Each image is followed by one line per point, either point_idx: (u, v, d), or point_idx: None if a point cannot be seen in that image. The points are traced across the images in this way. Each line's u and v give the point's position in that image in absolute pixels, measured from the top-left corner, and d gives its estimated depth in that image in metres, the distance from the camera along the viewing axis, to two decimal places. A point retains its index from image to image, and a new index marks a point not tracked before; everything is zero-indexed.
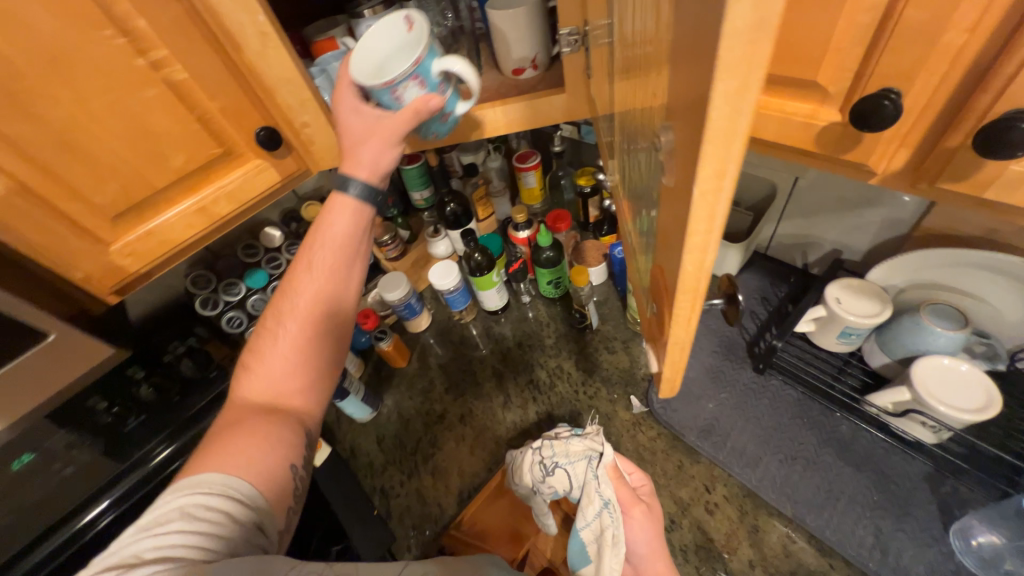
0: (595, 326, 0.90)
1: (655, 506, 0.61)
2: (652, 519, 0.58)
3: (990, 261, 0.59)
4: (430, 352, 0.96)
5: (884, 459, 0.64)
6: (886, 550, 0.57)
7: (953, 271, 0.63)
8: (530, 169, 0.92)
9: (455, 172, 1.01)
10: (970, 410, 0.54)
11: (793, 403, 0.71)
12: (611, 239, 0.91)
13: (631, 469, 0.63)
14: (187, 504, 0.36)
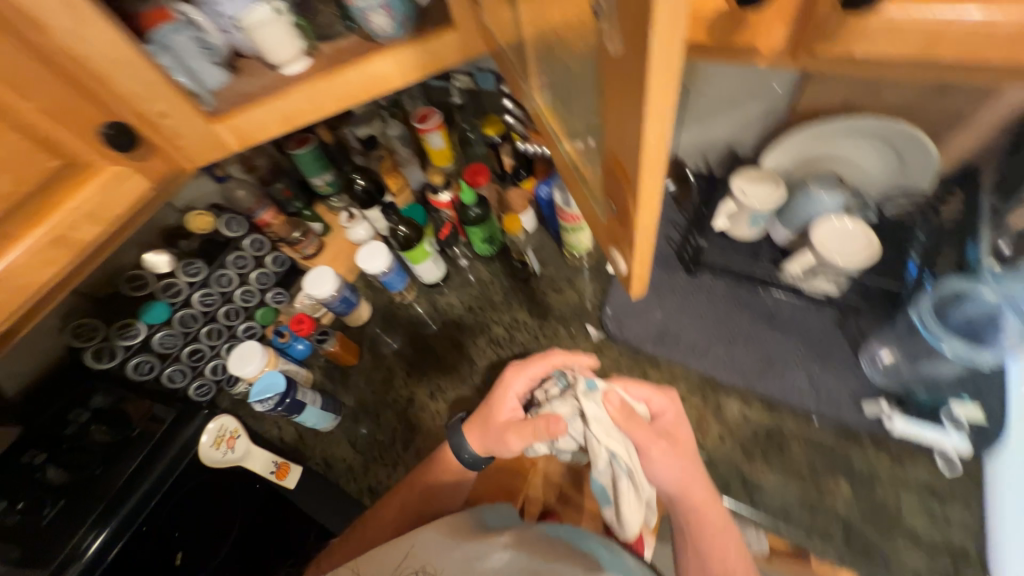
0: (538, 272, 0.91)
1: (679, 432, 0.61)
2: (674, 451, 0.59)
3: (852, 124, 0.68)
4: (380, 341, 0.91)
5: (805, 319, 0.73)
6: (820, 391, 0.68)
7: (827, 142, 0.72)
8: (434, 128, 0.87)
9: (354, 148, 0.94)
10: (852, 257, 0.65)
11: (725, 292, 0.79)
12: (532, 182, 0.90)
13: (645, 397, 0.62)
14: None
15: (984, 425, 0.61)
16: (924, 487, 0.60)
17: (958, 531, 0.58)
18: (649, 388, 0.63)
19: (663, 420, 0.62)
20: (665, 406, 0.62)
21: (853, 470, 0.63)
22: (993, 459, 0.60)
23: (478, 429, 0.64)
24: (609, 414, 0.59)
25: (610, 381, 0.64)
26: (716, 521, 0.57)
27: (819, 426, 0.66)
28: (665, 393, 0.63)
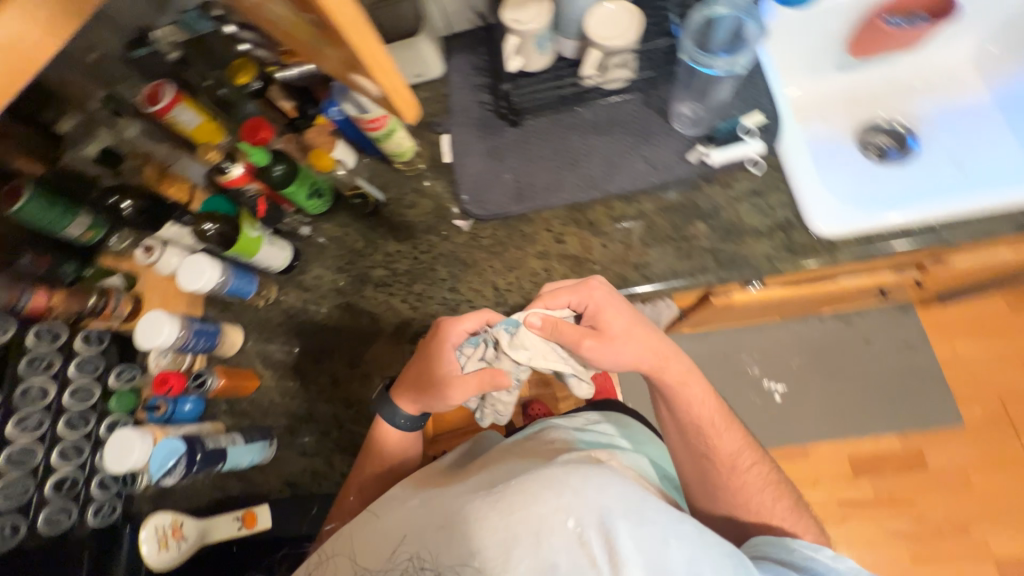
0: (383, 199, 0.86)
1: (613, 313, 0.65)
2: (605, 336, 0.64)
3: None
4: (271, 351, 0.83)
5: (619, 114, 0.79)
6: (655, 164, 0.75)
7: None
8: (174, 101, 0.72)
9: (100, 176, 0.79)
10: (628, 31, 0.70)
11: (551, 125, 0.82)
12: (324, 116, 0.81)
13: (566, 300, 0.65)
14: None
15: (767, 123, 0.72)
16: (749, 193, 0.72)
17: (781, 210, 0.70)
18: (570, 287, 0.65)
19: (588, 309, 0.65)
20: (585, 296, 0.65)
21: (702, 210, 0.73)
22: (781, 147, 0.72)
23: (406, 390, 0.69)
24: (537, 335, 0.64)
25: (530, 304, 0.67)
26: (694, 390, 0.70)
27: (666, 191, 0.75)
28: (582, 285, 0.65)
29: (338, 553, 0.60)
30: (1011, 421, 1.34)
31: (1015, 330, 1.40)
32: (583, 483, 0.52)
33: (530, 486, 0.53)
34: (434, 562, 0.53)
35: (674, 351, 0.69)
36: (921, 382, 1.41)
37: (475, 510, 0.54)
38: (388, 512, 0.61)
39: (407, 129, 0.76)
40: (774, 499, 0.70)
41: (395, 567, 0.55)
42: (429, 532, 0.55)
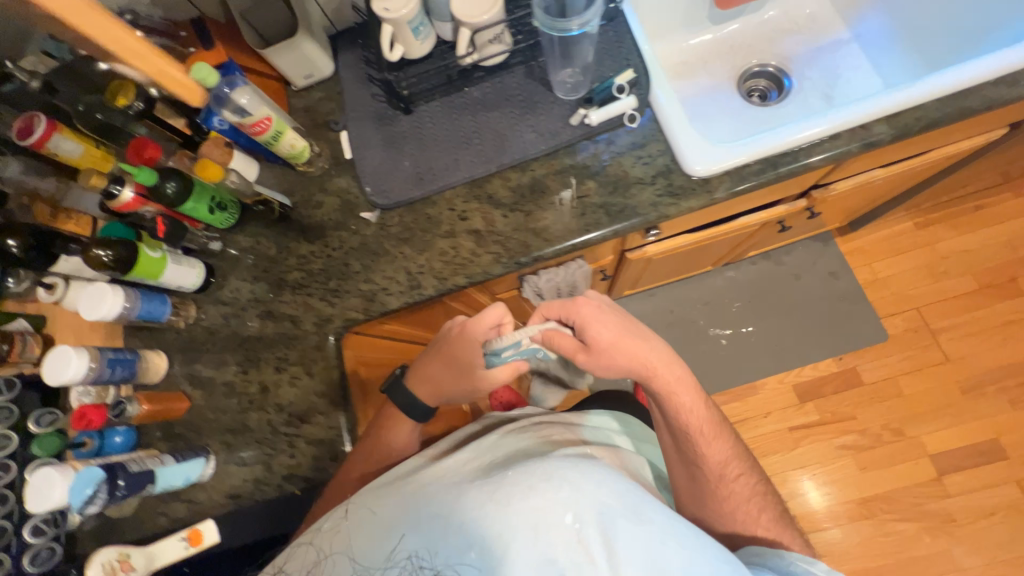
0: (290, 203, 0.86)
1: (604, 330, 0.67)
2: (636, 348, 0.68)
3: None
4: (198, 369, 0.83)
5: (504, 88, 0.82)
6: (542, 131, 0.79)
7: None
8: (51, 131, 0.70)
9: None
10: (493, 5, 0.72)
11: (442, 108, 0.84)
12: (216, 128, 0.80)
13: (558, 311, 0.69)
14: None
15: (635, 79, 0.76)
16: (629, 146, 0.76)
17: (660, 157, 0.74)
18: (562, 301, 0.69)
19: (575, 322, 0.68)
20: (575, 309, 0.68)
21: (590, 167, 0.76)
22: (652, 96, 0.76)
23: (426, 386, 0.74)
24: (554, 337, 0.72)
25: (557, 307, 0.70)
26: (684, 399, 0.71)
27: (555, 155, 0.78)
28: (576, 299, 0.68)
29: (332, 552, 0.56)
30: (930, 329, 1.45)
31: (925, 246, 1.51)
32: (586, 481, 0.52)
33: (529, 482, 0.52)
34: (434, 559, 0.51)
35: (667, 358, 0.70)
36: (848, 306, 1.51)
37: (472, 502, 0.53)
38: (377, 500, 0.59)
39: (296, 129, 0.77)
40: (759, 511, 0.75)
41: (391, 563, 0.53)
42: (428, 522, 0.54)
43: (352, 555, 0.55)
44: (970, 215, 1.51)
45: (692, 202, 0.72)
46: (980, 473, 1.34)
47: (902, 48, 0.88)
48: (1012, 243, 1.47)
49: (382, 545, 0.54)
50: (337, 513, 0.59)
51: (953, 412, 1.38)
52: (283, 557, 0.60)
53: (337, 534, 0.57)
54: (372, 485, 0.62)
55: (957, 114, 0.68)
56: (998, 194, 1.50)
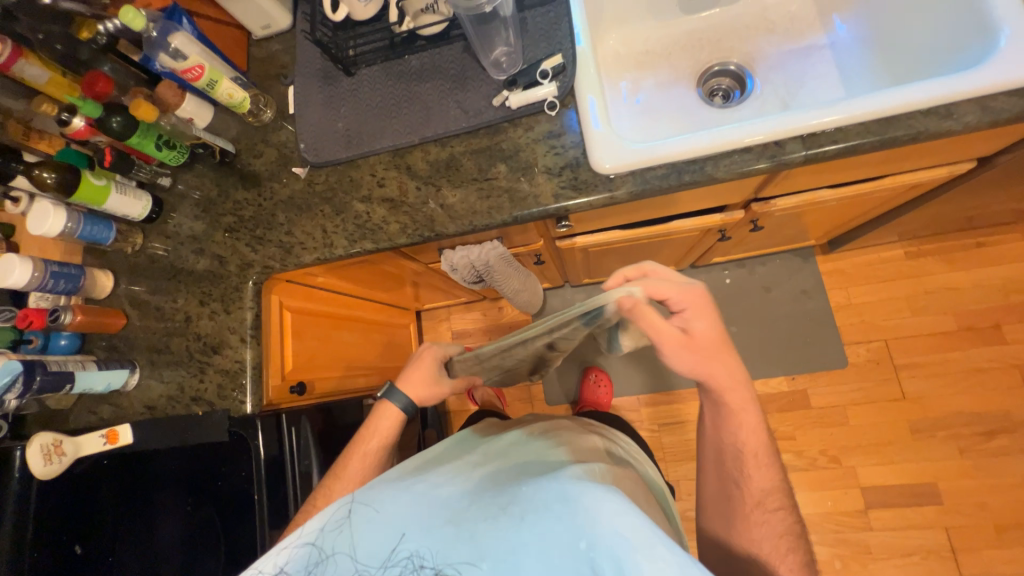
0: (233, 150, 0.91)
1: (698, 321, 0.70)
2: (714, 353, 0.70)
3: None
4: (137, 292, 0.91)
5: (440, 60, 0.82)
6: (466, 109, 0.79)
7: None
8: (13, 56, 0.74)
9: None
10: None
11: (382, 73, 0.85)
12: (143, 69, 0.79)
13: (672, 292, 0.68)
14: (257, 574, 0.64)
15: (563, 66, 0.75)
16: (546, 134, 0.75)
17: (572, 150, 0.74)
18: (682, 288, 0.68)
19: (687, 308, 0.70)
20: (690, 298, 0.69)
21: (505, 152, 0.77)
22: (575, 85, 0.75)
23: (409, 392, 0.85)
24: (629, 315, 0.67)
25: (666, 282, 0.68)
26: (747, 417, 0.73)
27: (475, 134, 0.79)
28: (688, 286, 0.68)
29: (335, 548, 0.53)
30: (894, 363, 1.40)
31: (912, 277, 1.43)
32: (589, 504, 0.50)
33: (543, 505, 0.52)
34: (433, 557, 0.51)
35: (741, 378, 0.72)
36: (814, 328, 1.46)
37: (482, 515, 0.54)
38: (394, 510, 0.56)
39: (231, 79, 0.80)
40: (787, 551, 0.69)
41: (392, 558, 0.52)
42: (441, 526, 0.53)
43: (352, 549, 0.53)
44: (968, 252, 1.41)
45: (592, 200, 0.72)
46: (909, 513, 1.31)
47: (872, 61, 0.82)
48: (1006, 288, 1.38)
49: (381, 539, 0.53)
50: (346, 503, 0.57)
51: (896, 450, 1.35)
52: (277, 551, 0.53)
53: (341, 533, 0.54)
54: (391, 491, 0.59)
55: (879, 141, 0.64)
56: (1005, 234, 1.39)
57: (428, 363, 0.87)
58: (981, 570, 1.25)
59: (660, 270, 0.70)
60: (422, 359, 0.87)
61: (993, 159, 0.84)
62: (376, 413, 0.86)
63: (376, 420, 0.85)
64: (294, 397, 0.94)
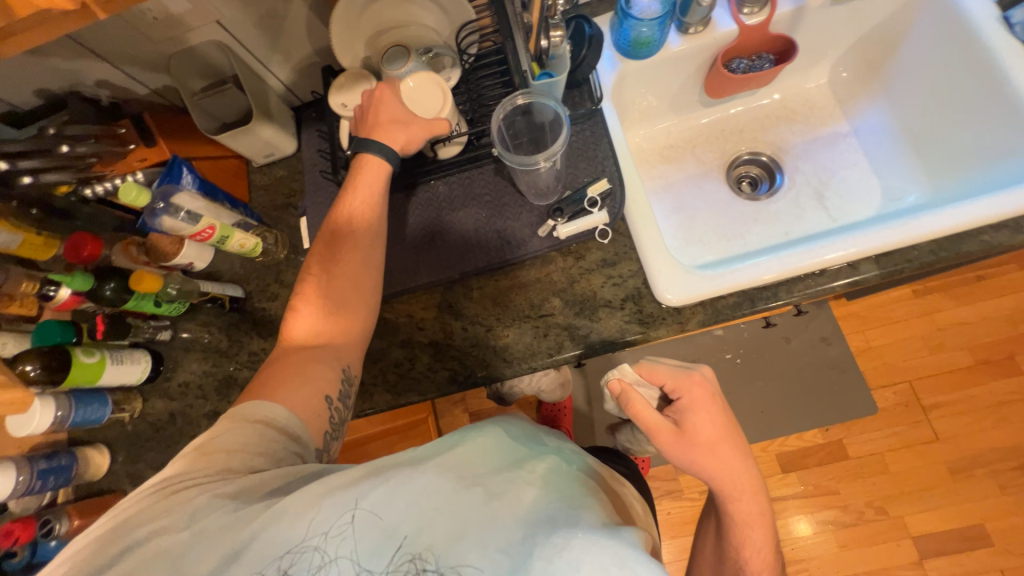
0: (242, 294, 0.82)
1: (704, 416, 0.69)
2: (733, 454, 0.69)
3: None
4: (138, 470, 0.79)
5: (471, 185, 0.76)
6: (508, 239, 0.73)
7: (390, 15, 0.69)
8: None
9: None
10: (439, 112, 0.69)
11: (407, 201, 0.78)
12: (144, 273, 0.70)
13: (664, 379, 0.71)
14: (226, 426, 0.56)
15: (609, 191, 0.71)
16: (599, 263, 0.71)
17: (630, 279, 0.69)
18: (677, 375, 0.71)
19: (683, 398, 0.71)
20: (685, 383, 0.71)
21: (556, 284, 0.71)
22: (626, 211, 0.70)
23: (366, 169, 0.67)
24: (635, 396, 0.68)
25: (651, 365, 0.73)
26: (757, 535, 0.71)
27: (519, 266, 0.73)
28: (690, 374, 0.71)
29: (340, 550, 0.43)
30: (922, 405, 1.40)
31: (922, 315, 1.46)
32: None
33: (601, 560, 0.40)
34: (440, 559, 0.42)
35: (753, 487, 0.70)
36: (839, 376, 1.46)
37: (533, 549, 0.42)
38: (439, 500, 0.45)
39: (243, 233, 0.73)
40: None
41: (392, 555, 0.43)
42: (488, 540, 0.43)
43: (357, 549, 0.43)
44: (971, 285, 1.44)
45: (661, 332, 0.67)
46: (963, 560, 1.31)
47: (904, 151, 0.82)
48: (1013, 317, 1.41)
49: (387, 529, 0.44)
50: (348, 507, 0.45)
51: (939, 493, 1.35)
52: (274, 556, 0.44)
53: (346, 538, 0.44)
54: (439, 468, 0.48)
55: (951, 257, 0.63)
56: (1002, 265, 1.44)
57: (382, 109, 0.67)
58: None
59: (646, 366, 0.73)
60: (366, 145, 0.66)
61: None
62: (367, 124, 0.67)
63: (355, 179, 0.68)
64: None
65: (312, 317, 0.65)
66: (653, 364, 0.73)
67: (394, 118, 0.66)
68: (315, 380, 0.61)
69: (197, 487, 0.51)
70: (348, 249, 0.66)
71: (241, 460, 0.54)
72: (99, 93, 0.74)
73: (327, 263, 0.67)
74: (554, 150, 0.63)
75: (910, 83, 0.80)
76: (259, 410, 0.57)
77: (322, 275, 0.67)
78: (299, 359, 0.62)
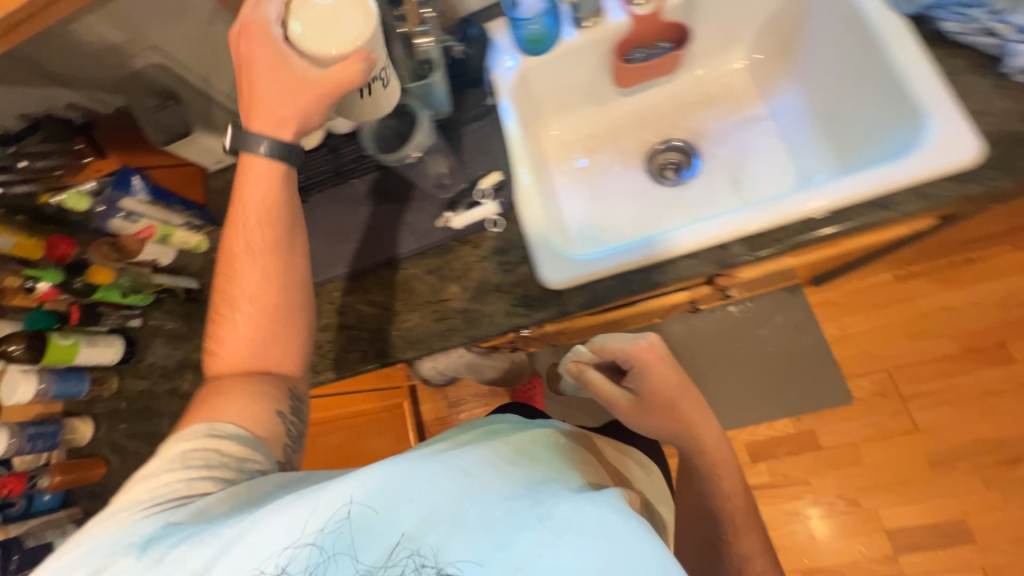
0: (196, 286, 0.93)
1: (658, 376, 0.76)
2: (694, 409, 0.76)
3: None
4: (113, 437, 0.92)
5: (385, 181, 0.83)
6: (414, 230, 0.79)
7: None
8: None
9: None
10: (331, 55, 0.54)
11: (331, 198, 0.85)
12: (99, 267, 0.82)
13: (616, 353, 0.77)
14: (183, 462, 0.59)
15: (501, 182, 0.76)
16: (493, 250, 0.75)
17: (520, 265, 0.74)
18: (625, 345, 0.77)
19: (635, 367, 0.77)
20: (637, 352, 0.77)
21: (455, 271, 0.77)
22: (516, 201, 0.75)
23: (260, 166, 0.66)
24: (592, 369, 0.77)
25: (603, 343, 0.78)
26: (725, 480, 0.76)
27: (425, 256, 0.79)
28: (639, 342, 0.77)
29: (337, 547, 0.45)
30: (901, 395, 1.34)
31: (904, 301, 1.39)
32: (644, 550, 0.43)
33: (582, 524, 0.44)
34: (439, 556, 0.43)
35: (716, 437, 0.76)
36: (813, 364, 1.42)
37: (520, 522, 0.45)
38: (429, 487, 0.47)
39: (181, 230, 0.85)
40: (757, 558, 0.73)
41: (390, 550, 0.45)
42: (474, 519, 0.45)
43: (354, 549, 0.45)
44: (960, 270, 1.37)
45: (545, 315, 0.71)
46: (943, 557, 1.25)
47: (814, 130, 0.81)
48: (1007, 303, 1.33)
49: (383, 525, 0.45)
50: (343, 502, 0.47)
51: (917, 488, 1.29)
52: (277, 551, 0.46)
53: (343, 533, 0.45)
54: (419, 463, 0.49)
55: (819, 237, 0.63)
56: (997, 248, 1.35)
57: (257, 72, 0.60)
58: None
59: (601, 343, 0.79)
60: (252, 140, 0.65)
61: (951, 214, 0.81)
62: (247, 93, 0.63)
63: (241, 179, 0.67)
64: None
65: (242, 329, 0.69)
66: (605, 343, 0.79)
67: (273, 88, 0.61)
68: (258, 401, 0.66)
69: (152, 518, 0.54)
70: (261, 265, 0.69)
71: (198, 486, 0.57)
72: (72, 114, 0.87)
73: (253, 274, 0.69)
74: (409, 148, 0.70)
75: (815, 61, 0.79)
76: (207, 429, 0.62)
77: (245, 290, 0.69)
78: (232, 387, 0.66)
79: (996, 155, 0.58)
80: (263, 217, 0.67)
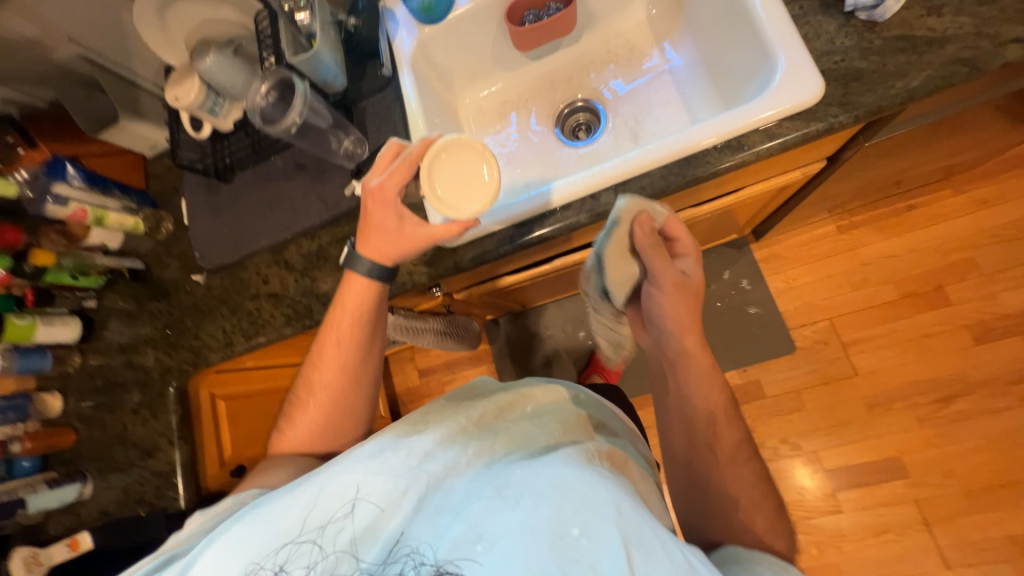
0: (143, 267, 1.00)
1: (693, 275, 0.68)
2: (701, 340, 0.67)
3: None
4: (77, 407, 0.95)
5: (300, 155, 0.88)
6: (326, 200, 0.84)
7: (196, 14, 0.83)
8: None
9: None
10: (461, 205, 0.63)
11: (252, 174, 0.90)
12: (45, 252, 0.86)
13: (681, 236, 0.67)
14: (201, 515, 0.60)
15: None
16: None
17: None
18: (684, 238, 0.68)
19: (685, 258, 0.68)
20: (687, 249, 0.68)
21: None
22: None
23: (343, 309, 0.73)
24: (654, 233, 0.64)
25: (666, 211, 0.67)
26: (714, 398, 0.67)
27: (338, 223, 0.84)
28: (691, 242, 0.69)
29: (339, 548, 0.49)
30: (842, 341, 1.39)
31: (848, 251, 1.42)
32: (594, 498, 0.45)
33: (534, 486, 0.47)
34: (429, 549, 0.47)
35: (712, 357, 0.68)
36: (760, 317, 1.46)
37: (482, 497, 0.49)
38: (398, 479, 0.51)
39: (115, 211, 0.92)
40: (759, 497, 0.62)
41: (389, 549, 0.49)
42: (439, 510, 0.50)
43: (356, 543, 0.49)
44: (900, 218, 1.40)
45: (443, 271, 0.76)
46: (878, 491, 1.30)
47: (705, 84, 0.84)
48: (945, 248, 1.37)
49: (383, 521, 0.50)
50: (350, 498, 0.51)
51: (856, 429, 1.34)
52: (279, 551, 0.50)
53: (343, 529, 0.50)
54: (390, 461, 0.52)
55: (682, 182, 0.66)
56: (932, 194, 1.39)
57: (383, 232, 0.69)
58: (956, 540, 1.24)
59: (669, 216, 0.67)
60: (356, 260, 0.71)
61: (839, 158, 0.85)
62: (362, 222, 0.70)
63: (340, 302, 0.73)
64: (232, 479, 1.05)
65: (306, 418, 0.73)
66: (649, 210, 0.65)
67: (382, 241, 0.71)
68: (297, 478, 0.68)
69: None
70: (331, 374, 0.73)
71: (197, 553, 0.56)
72: None
73: (323, 400, 0.73)
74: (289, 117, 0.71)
75: (702, 15, 0.82)
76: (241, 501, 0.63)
77: (315, 404, 0.73)
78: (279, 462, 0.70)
79: (836, 91, 0.61)
80: (330, 344, 0.73)
